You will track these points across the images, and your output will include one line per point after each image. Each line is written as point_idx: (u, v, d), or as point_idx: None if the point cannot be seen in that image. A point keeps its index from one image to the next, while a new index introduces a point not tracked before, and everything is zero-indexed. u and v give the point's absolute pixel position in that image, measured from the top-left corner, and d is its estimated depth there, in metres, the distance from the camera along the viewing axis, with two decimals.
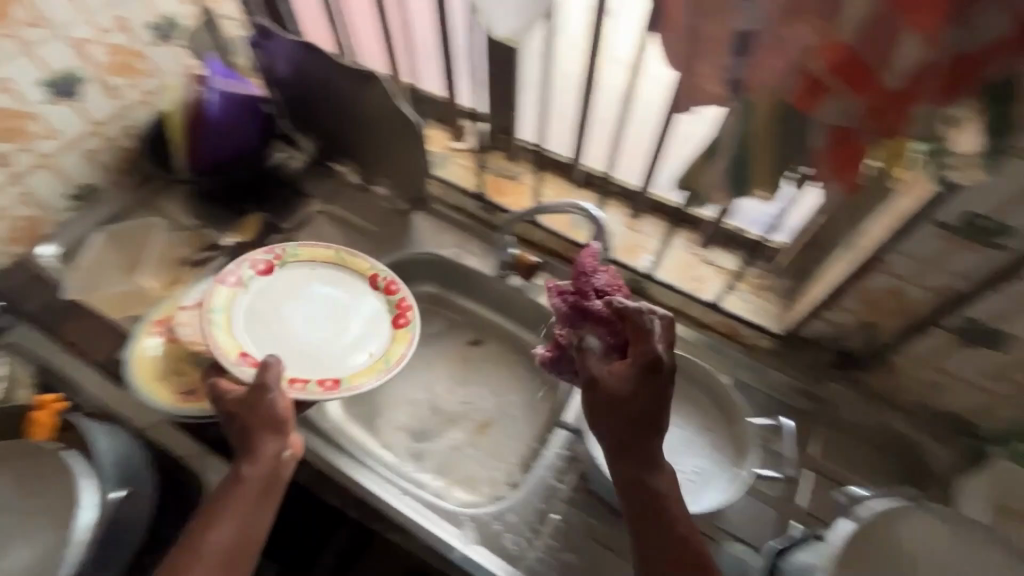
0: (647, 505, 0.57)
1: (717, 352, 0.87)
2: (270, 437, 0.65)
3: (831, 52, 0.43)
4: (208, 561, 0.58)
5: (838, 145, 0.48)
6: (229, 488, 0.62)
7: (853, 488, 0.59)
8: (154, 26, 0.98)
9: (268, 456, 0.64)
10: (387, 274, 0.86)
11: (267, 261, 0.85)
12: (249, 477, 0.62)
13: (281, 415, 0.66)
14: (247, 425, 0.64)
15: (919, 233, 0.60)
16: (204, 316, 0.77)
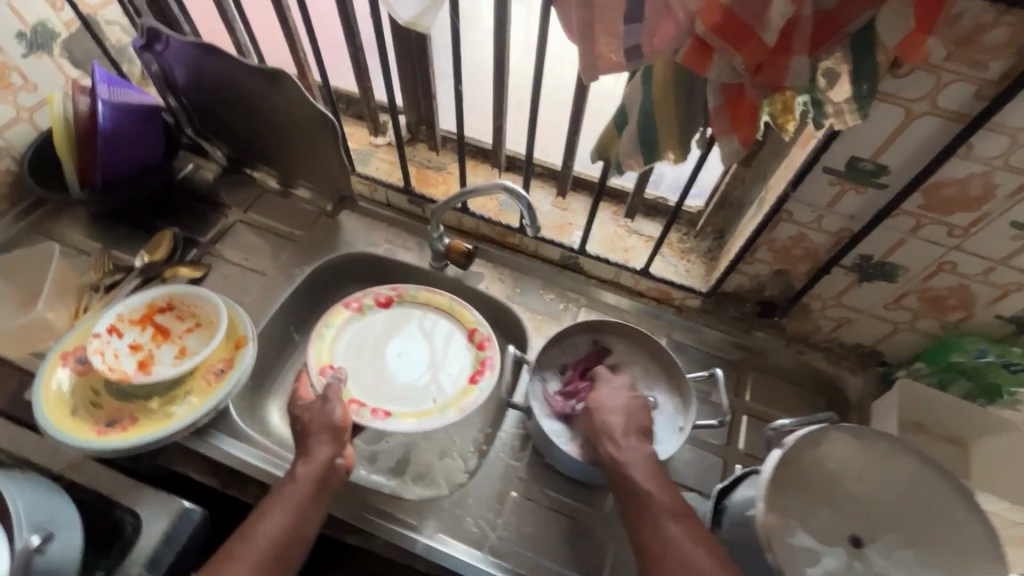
0: (620, 479, 0.61)
1: (651, 317, 0.93)
2: (328, 443, 0.73)
3: (712, 12, 0.45)
4: (259, 547, 0.62)
5: (731, 100, 0.51)
6: (286, 483, 0.69)
7: (780, 420, 0.62)
8: (24, 37, 0.90)
9: (321, 456, 0.70)
10: (484, 332, 0.91)
11: (387, 295, 0.94)
12: (302, 475, 0.69)
13: (337, 422, 0.74)
14: (307, 429, 0.73)
15: (814, 183, 0.65)
16: (316, 326, 0.89)
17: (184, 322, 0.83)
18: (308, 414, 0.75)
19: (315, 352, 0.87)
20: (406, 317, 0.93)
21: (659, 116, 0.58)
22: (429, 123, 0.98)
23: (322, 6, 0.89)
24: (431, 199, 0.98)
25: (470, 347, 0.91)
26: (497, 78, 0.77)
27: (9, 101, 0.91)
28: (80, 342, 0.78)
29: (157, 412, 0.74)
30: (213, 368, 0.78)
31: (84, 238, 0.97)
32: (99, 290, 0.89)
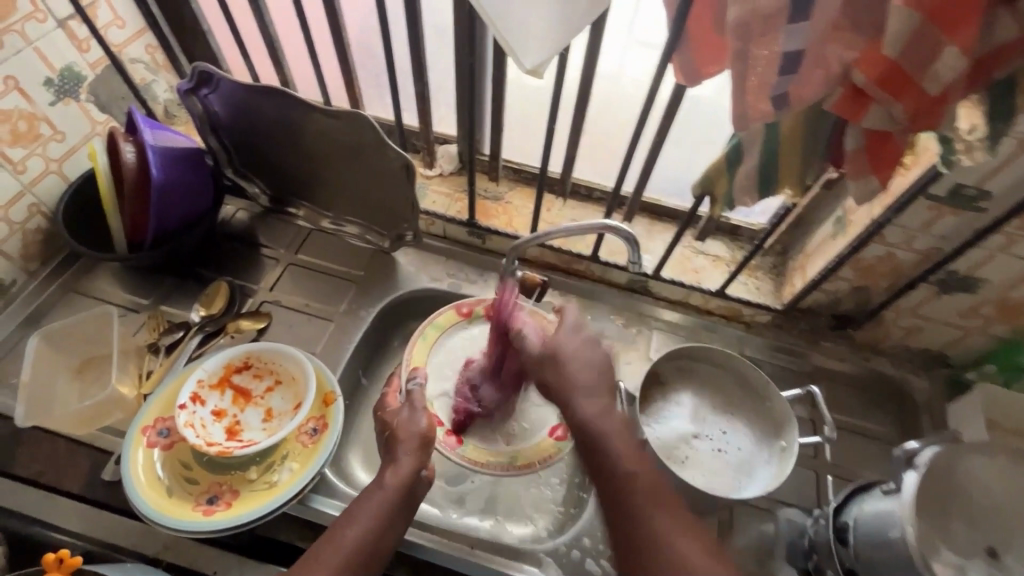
0: None
1: (722, 335, 0.95)
2: (416, 452, 0.69)
3: (874, 67, 0.47)
4: (342, 554, 0.60)
5: (875, 145, 0.52)
6: (373, 491, 0.66)
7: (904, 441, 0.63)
8: (51, 83, 0.83)
9: (409, 467, 0.67)
10: None
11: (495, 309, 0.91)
12: (390, 484, 0.66)
13: (424, 432, 0.70)
14: (396, 439, 0.70)
15: (912, 208, 0.68)
16: (420, 326, 0.89)
17: (263, 381, 0.79)
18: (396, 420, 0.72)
19: (414, 353, 0.88)
20: None
21: (785, 155, 0.59)
22: (491, 154, 0.97)
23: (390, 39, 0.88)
24: (496, 230, 0.97)
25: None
26: (580, 112, 0.78)
27: (38, 154, 0.84)
28: (160, 412, 0.73)
29: (259, 482, 0.71)
30: (307, 430, 0.75)
31: (129, 296, 0.91)
32: (161, 352, 0.84)
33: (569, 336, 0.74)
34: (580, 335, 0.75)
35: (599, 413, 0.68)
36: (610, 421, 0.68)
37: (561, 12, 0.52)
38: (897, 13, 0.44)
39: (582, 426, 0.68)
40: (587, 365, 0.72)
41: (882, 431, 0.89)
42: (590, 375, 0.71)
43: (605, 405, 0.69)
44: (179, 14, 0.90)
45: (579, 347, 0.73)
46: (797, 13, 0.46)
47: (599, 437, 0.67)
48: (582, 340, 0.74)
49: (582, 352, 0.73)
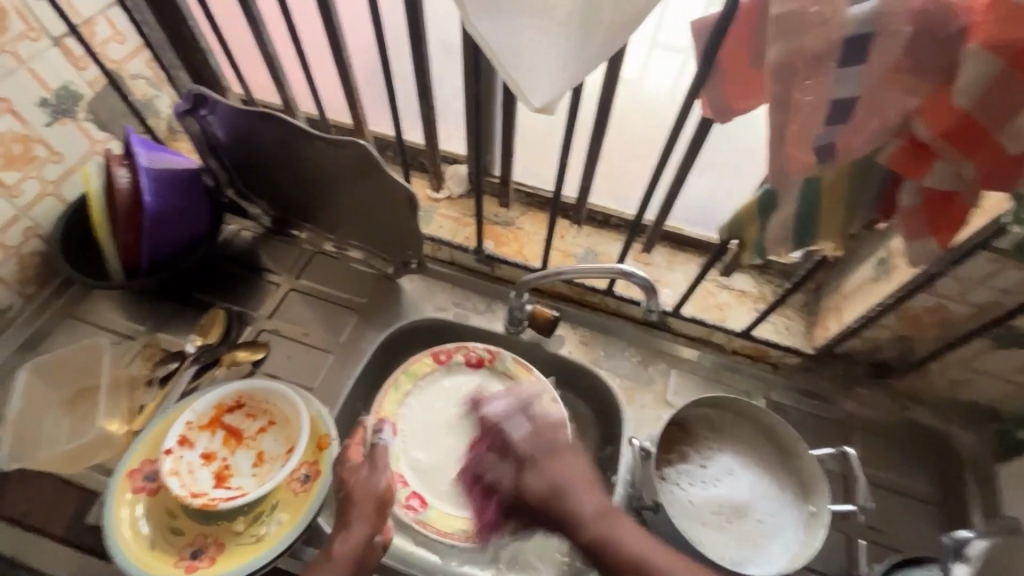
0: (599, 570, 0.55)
1: (747, 377, 0.88)
2: (371, 516, 0.60)
3: (943, 120, 0.40)
4: None
5: (935, 204, 0.46)
6: (321, 562, 0.58)
7: (957, 530, 0.58)
8: (47, 103, 0.80)
9: (358, 537, 0.58)
10: None
11: (480, 355, 0.85)
12: (339, 555, 0.57)
13: (381, 494, 0.61)
14: (351, 500, 0.61)
15: (972, 260, 0.60)
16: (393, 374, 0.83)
17: (256, 421, 0.75)
18: (353, 479, 0.63)
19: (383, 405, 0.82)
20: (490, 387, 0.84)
21: (825, 206, 0.52)
22: (501, 177, 0.91)
23: (399, 54, 0.83)
24: (506, 259, 0.91)
25: None
26: (598, 141, 0.72)
27: (34, 176, 0.81)
28: (146, 454, 0.70)
29: (246, 534, 0.67)
30: (298, 478, 0.70)
31: (126, 321, 0.89)
32: (154, 385, 0.81)
33: (538, 462, 0.60)
34: (548, 450, 0.61)
35: (606, 525, 0.56)
36: (621, 525, 0.56)
37: (577, 46, 0.45)
38: (973, 58, 0.37)
39: (595, 551, 0.55)
40: (574, 483, 0.58)
41: (922, 490, 0.81)
42: (574, 486, 0.58)
43: (611, 515, 0.57)
44: (177, 28, 0.86)
45: (550, 466, 0.59)
46: (851, 55, 0.39)
47: (615, 553, 0.54)
48: (546, 457, 0.60)
49: (557, 466, 0.60)
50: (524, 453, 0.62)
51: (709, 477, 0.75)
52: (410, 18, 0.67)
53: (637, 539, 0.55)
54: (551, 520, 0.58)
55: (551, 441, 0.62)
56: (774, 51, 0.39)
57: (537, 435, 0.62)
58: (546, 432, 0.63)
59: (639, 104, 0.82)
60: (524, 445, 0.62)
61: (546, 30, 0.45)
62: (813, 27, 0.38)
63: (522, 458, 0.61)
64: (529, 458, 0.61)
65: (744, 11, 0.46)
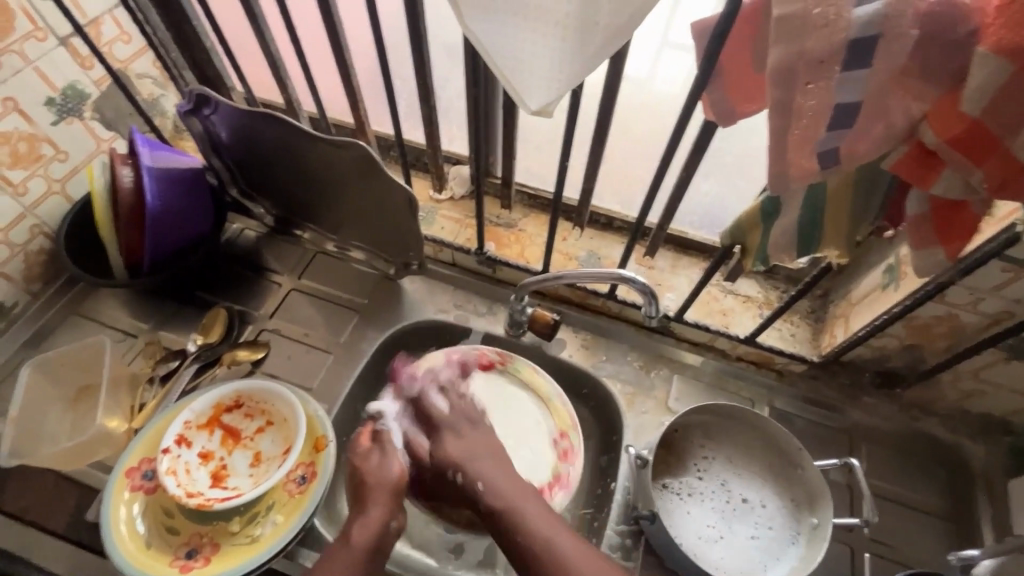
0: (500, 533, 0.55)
1: (751, 384, 0.86)
2: (387, 500, 0.60)
3: (950, 126, 0.39)
4: None
5: (943, 214, 0.44)
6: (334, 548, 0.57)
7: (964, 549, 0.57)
8: (53, 103, 0.80)
9: (376, 521, 0.58)
10: (575, 441, 0.74)
11: (492, 359, 0.78)
12: (355, 541, 0.57)
13: (396, 482, 0.61)
14: (364, 485, 0.61)
15: (984, 269, 0.58)
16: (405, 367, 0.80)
17: (254, 422, 0.75)
18: (365, 465, 0.62)
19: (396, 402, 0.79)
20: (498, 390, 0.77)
21: (830, 213, 0.51)
22: (503, 178, 0.90)
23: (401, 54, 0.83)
24: (507, 261, 0.90)
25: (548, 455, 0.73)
26: (598, 143, 0.71)
27: (40, 175, 0.82)
28: (145, 453, 0.70)
29: (241, 535, 0.67)
30: (294, 479, 0.70)
31: (130, 319, 0.89)
32: (155, 382, 0.81)
33: (457, 430, 0.64)
34: (467, 422, 0.65)
35: (508, 488, 0.57)
36: (525, 497, 0.57)
37: (575, 47, 0.44)
38: (983, 62, 0.35)
39: (492, 512, 0.56)
40: (484, 453, 0.62)
41: (930, 502, 0.79)
42: (485, 459, 0.61)
43: (514, 486, 0.58)
44: (181, 29, 0.86)
45: (471, 436, 0.63)
46: (857, 58, 0.38)
47: (509, 516, 0.55)
48: (469, 429, 0.65)
49: (473, 436, 0.64)
50: (446, 422, 0.65)
51: (706, 488, 0.74)
52: (409, 18, 0.66)
53: (534, 509, 0.56)
54: (455, 480, 0.60)
55: (472, 415, 0.67)
56: (775, 54, 0.38)
57: (459, 409, 0.67)
58: (465, 404, 0.67)
59: (643, 106, 0.81)
60: (444, 415, 0.66)
61: (543, 30, 0.44)
62: (816, 29, 0.37)
63: (441, 424, 0.65)
64: (448, 428, 0.64)
65: (747, 12, 0.45)
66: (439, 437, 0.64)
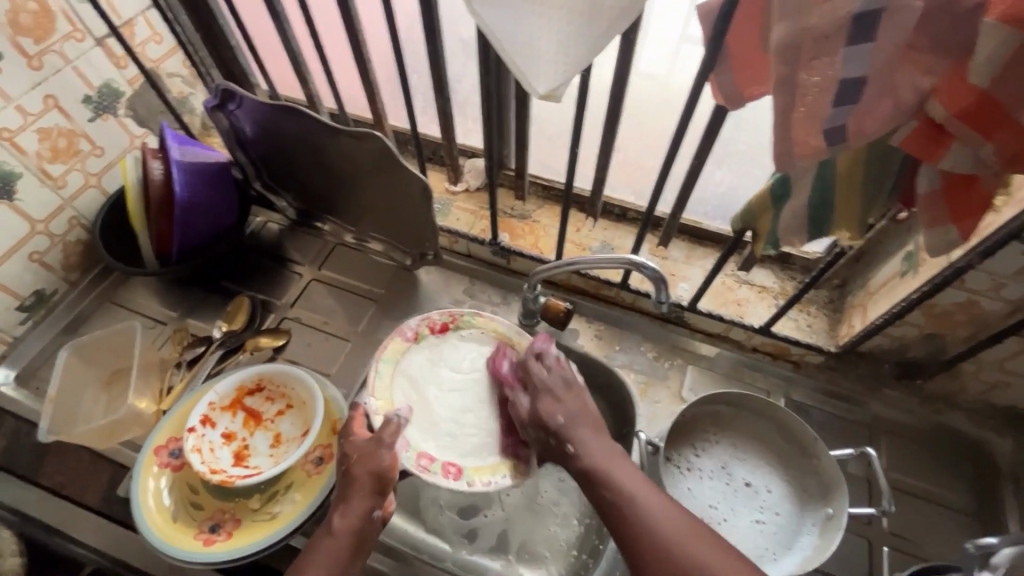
0: (594, 493, 0.56)
1: (766, 374, 0.86)
2: (371, 489, 0.60)
3: (953, 100, 0.38)
4: None
5: (956, 191, 0.44)
6: (321, 538, 0.59)
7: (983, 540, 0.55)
8: (90, 101, 0.85)
9: (359, 509, 0.59)
10: None
11: (443, 321, 0.80)
12: (339, 530, 0.58)
13: (383, 471, 0.61)
14: (350, 474, 0.61)
15: (1003, 252, 0.57)
16: (371, 363, 0.75)
17: (275, 404, 0.77)
18: (357, 454, 0.63)
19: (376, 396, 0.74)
20: (461, 348, 0.79)
21: (839, 193, 0.50)
22: (517, 169, 0.91)
23: (416, 49, 0.85)
24: (521, 252, 0.91)
25: None
26: (610, 130, 0.71)
27: (77, 169, 0.86)
28: (172, 432, 0.74)
29: (260, 512, 0.70)
30: (312, 459, 0.72)
31: (160, 307, 0.93)
32: (182, 366, 0.85)
33: (556, 391, 0.64)
34: (565, 385, 0.64)
35: (601, 459, 0.57)
36: (622, 466, 0.56)
37: (580, 30, 0.45)
38: (991, 32, 0.35)
39: (588, 474, 0.56)
40: (582, 418, 0.61)
41: (954, 498, 0.77)
42: (582, 426, 0.60)
43: (609, 452, 0.58)
44: (209, 29, 0.89)
45: (567, 397, 0.63)
46: (861, 33, 0.38)
47: (603, 477, 0.55)
48: (566, 387, 0.64)
49: (570, 400, 0.63)
50: (545, 381, 0.65)
51: (708, 471, 0.73)
52: (424, 13, 0.68)
53: (629, 480, 0.55)
54: (552, 443, 0.61)
55: (569, 380, 0.65)
56: (778, 31, 0.39)
57: (560, 372, 0.65)
58: (564, 368, 0.66)
59: (658, 95, 0.81)
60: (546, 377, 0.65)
61: (548, 14, 0.45)
62: (818, 6, 0.37)
63: (539, 389, 0.65)
64: (546, 391, 0.64)
65: None
66: (539, 398, 0.64)
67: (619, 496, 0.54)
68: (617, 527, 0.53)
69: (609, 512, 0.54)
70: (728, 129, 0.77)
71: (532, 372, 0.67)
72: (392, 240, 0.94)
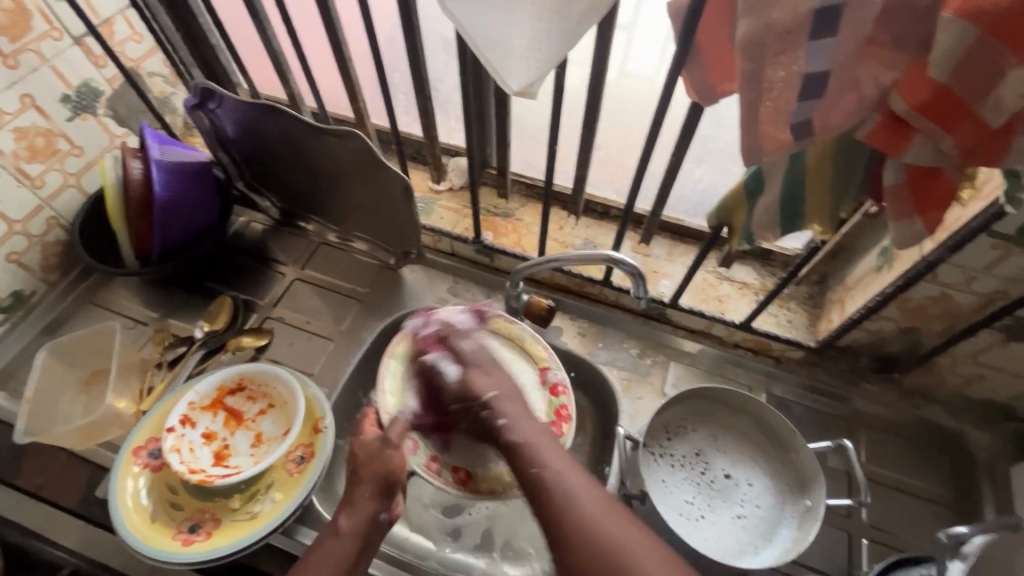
0: (520, 469, 0.53)
1: (747, 369, 0.86)
2: (377, 492, 0.59)
3: (914, 94, 0.39)
4: None
5: (921, 184, 0.45)
6: (326, 540, 0.58)
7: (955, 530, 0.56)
8: (68, 100, 0.84)
9: (364, 512, 0.58)
10: (559, 374, 0.77)
11: (456, 317, 0.78)
12: (345, 532, 0.57)
13: (391, 472, 0.59)
14: (357, 475, 0.60)
15: (972, 245, 0.58)
16: (383, 358, 0.75)
17: (256, 404, 0.77)
18: (364, 455, 0.61)
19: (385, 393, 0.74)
20: None
21: (810, 187, 0.51)
22: (498, 168, 0.92)
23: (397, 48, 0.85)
24: (504, 250, 0.92)
25: (541, 394, 0.75)
26: (588, 128, 0.72)
27: (56, 169, 0.86)
28: (151, 433, 0.73)
29: (241, 512, 0.69)
30: (293, 458, 0.72)
31: (142, 308, 0.93)
32: (163, 366, 0.84)
33: (485, 367, 0.62)
34: (492, 364, 0.63)
35: (531, 433, 0.55)
36: (551, 443, 0.54)
37: (551, 26, 0.46)
38: (947, 26, 0.36)
39: (515, 447, 0.54)
40: (510, 393, 0.59)
41: (931, 490, 0.78)
42: (511, 402, 0.58)
43: (537, 426, 0.56)
44: (189, 29, 0.89)
45: (496, 374, 0.61)
46: (823, 29, 0.38)
47: (533, 451, 0.53)
48: (495, 366, 0.62)
49: (498, 376, 0.61)
50: (473, 356, 0.62)
51: (683, 458, 0.74)
52: (402, 11, 0.68)
53: (555, 458, 0.52)
54: (479, 415, 0.58)
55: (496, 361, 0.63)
56: (742, 27, 0.39)
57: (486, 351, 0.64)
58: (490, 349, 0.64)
59: (637, 93, 0.81)
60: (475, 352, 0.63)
61: (518, 10, 0.45)
62: (781, 1, 0.37)
63: (468, 362, 0.62)
64: (476, 365, 0.62)
65: None
66: (467, 371, 0.61)
67: (547, 470, 0.51)
68: (542, 503, 0.50)
69: (535, 487, 0.51)
70: (706, 127, 0.78)
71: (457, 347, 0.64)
72: (375, 239, 0.94)
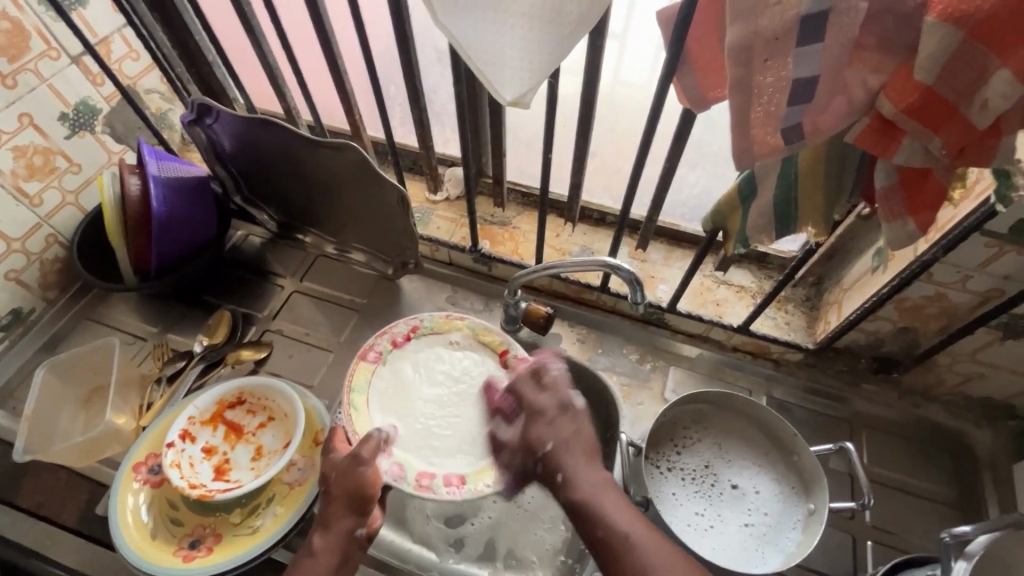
0: (586, 525, 0.57)
1: (747, 372, 0.86)
2: (350, 509, 0.61)
3: (901, 96, 0.39)
4: None
5: (911, 184, 0.45)
6: (303, 559, 0.59)
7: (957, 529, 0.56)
8: (66, 118, 0.85)
9: (341, 529, 0.60)
10: (518, 352, 0.77)
11: (405, 332, 0.79)
12: (322, 550, 0.59)
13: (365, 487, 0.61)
14: (330, 493, 0.62)
15: (966, 244, 0.58)
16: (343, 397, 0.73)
17: (256, 417, 0.77)
18: (334, 471, 0.63)
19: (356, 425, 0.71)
20: (428, 355, 0.78)
21: (804, 189, 0.51)
22: (494, 177, 0.92)
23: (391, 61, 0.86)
24: (502, 258, 0.92)
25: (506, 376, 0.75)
26: (583, 136, 0.72)
27: (54, 187, 0.86)
28: (151, 448, 0.73)
29: (242, 526, 0.69)
30: (293, 471, 0.72)
31: (141, 324, 0.93)
32: (162, 382, 0.84)
33: (550, 416, 0.64)
34: (559, 408, 0.64)
35: (589, 487, 0.58)
36: (606, 495, 0.58)
37: (543, 36, 0.46)
38: (932, 30, 0.36)
39: (574, 503, 0.58)
40: (570, 445, 0.62)
41: (936, 490, 0.78)
42: (574, 454, 0.61)
43: (596, 480, 0.59)
44: (186, 46, 0.90)
45: (558, 421, 0.64)
46: (810, 34, 0.39)
47: (592, 509, 0.56)
48: (558, 409, 0.64)
49: (563, 424, 0.63)
50: (537, 406, 0.65)
51: (690, 470, 0.73)
52: (396, 27, 0.69)
53: (615, 509, 0.56)
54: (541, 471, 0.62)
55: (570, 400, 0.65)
56: (731, 34, 0.40)
57: (560, 393, 0.65)
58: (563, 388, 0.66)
59: (631, 102, 0.82)
60: (545, 402, 0.65)
61: (510, 21, 0.46)
62: (769, 7, 0.38)
63: (530, 415, 0.65)
64: (541, 415, 0.64)
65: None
66: (529, 428, 0.65)
67: (606, 526, 0.55)
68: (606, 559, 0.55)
69: (598, 544, 0.55)
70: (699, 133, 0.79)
71: (526, 395, 0.67)
72: (372, 249, 0.94)
